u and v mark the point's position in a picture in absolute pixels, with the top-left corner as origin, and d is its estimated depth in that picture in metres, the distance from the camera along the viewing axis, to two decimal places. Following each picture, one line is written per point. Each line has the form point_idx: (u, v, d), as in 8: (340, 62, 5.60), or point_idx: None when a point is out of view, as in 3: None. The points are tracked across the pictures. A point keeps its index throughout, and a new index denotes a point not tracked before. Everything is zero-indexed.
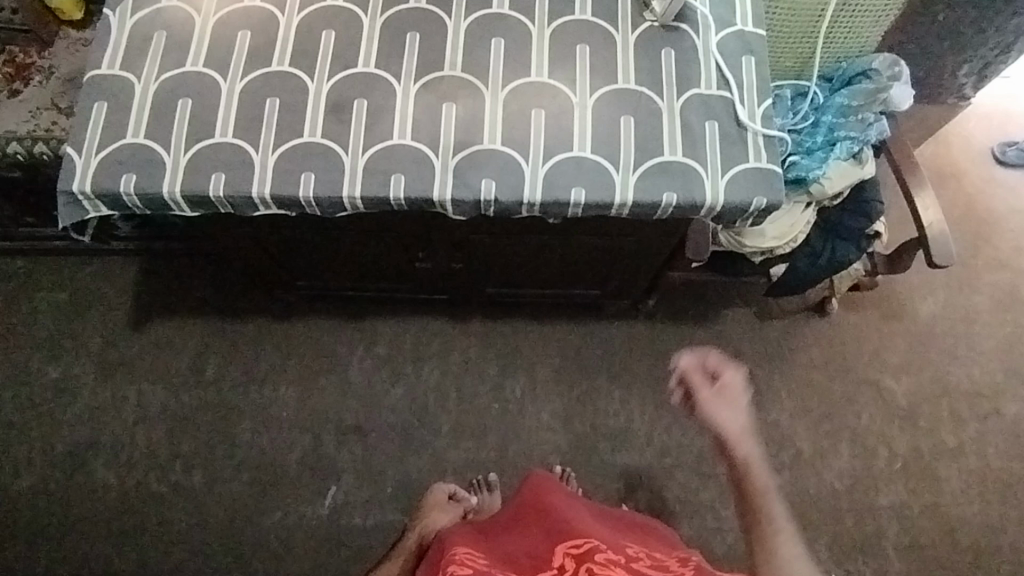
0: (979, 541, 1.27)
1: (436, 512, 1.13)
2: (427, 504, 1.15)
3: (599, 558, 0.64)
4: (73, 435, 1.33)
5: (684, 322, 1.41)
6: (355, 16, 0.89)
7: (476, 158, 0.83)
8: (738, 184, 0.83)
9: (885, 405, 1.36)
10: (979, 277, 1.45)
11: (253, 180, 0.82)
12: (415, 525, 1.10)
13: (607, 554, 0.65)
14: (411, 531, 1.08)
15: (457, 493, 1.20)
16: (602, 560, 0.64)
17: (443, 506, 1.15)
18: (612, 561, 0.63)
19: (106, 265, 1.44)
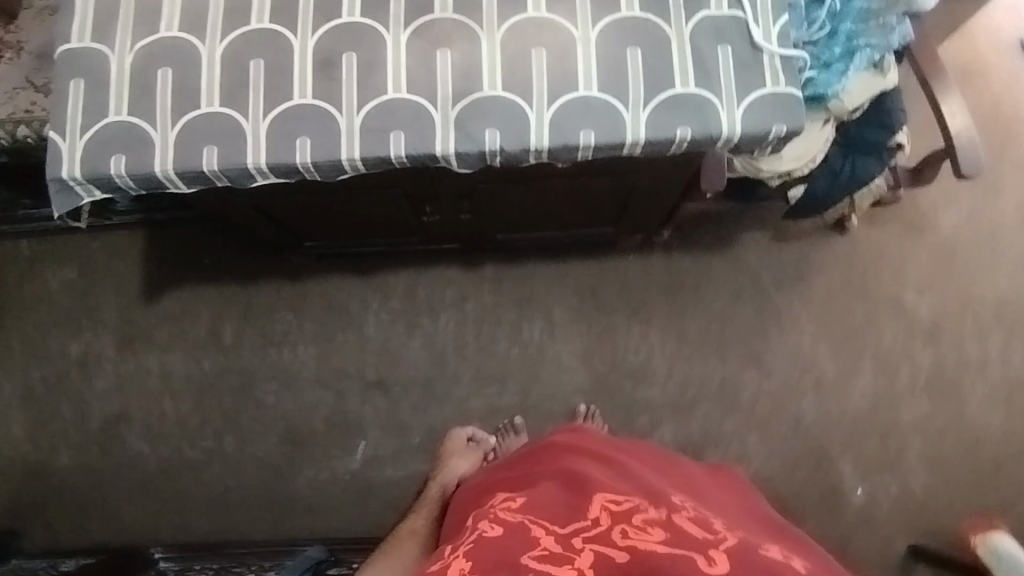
0: (1005, 448, 1.28)
1: (460, 458, 1.15)
2: (448, 453, 1.17)
3: (635, 522, 0.64)
4: (102, 411, 1.35)
5: (700, 252, 1.38)
6: None
7: (477, 106, 0.78)
8: (756, 111, 0.78)
9: (908, 319, 1.34)
10: (1005, 181, 1.39)
11: (246, 150, 0.78)
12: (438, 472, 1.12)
13: (644, 518, 0.65)
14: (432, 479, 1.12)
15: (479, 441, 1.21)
16: (640, 524, 0.63)
17: (465, 454, 1.16)
18: (649, 525, 0.63)
19: (109, 239, 1.42)
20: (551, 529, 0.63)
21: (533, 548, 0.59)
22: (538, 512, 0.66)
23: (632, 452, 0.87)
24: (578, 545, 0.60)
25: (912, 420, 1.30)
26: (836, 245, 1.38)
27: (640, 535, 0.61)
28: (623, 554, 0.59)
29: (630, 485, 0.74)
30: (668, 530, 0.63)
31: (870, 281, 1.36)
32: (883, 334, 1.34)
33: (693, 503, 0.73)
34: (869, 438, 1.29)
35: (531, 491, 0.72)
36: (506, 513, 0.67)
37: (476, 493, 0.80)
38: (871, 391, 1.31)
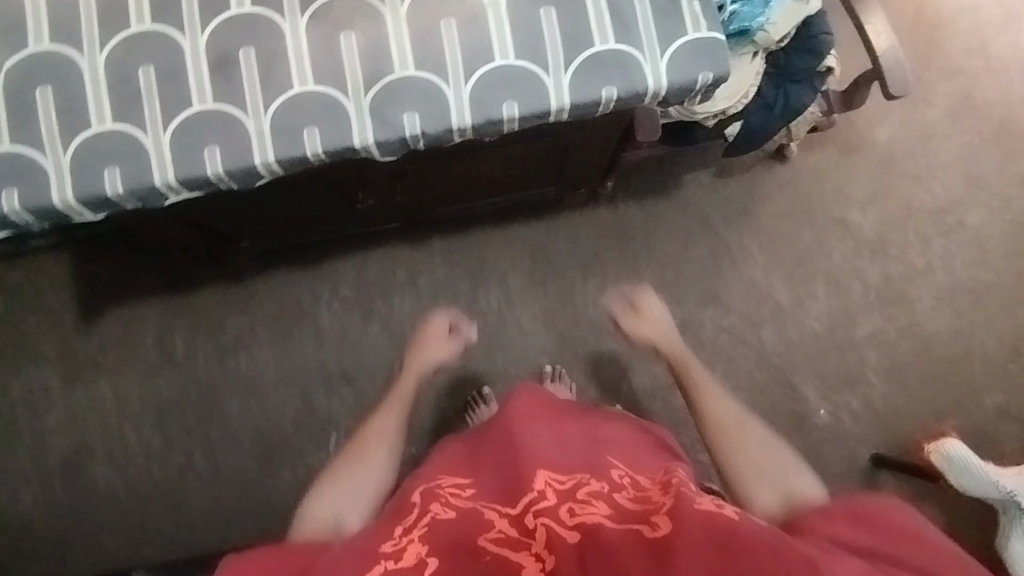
0: (954, 349, 1.33)
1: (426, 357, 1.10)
2: (418, 340, 1.13)
3: (581, 495, 0.66)
4: (61, 445, 1.31)
5: (646, 198, 1.37)
6: None
7: (392, 90, 0.74)
8: (680, 61, 0.76)
9: (854, 239, 1.36)
10: (933, 89, 1.40)
11: (151, 167, 0.73)
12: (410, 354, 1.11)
13: (588, 488, 0.67)
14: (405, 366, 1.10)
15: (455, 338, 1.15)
16: (585, 497, 0.65)
17: (436, 349, 1.12)
18: (594, 497, 0.66)
19: (33, 267, 1.34)
20: (503, 512, 0.65)
21: (487, 531, 0.63)
22: (488, 495, 0.69)
23: (581, 414, 0.88)
24: (530, 522, 0.63)
25: (867, 335, 1.34)
26: (778, 174, 1.38)
27: (586, 510, 0.64)
28: (572, 534, 0.60)
29: (577, 454, 0.75)
30: (610, 503, 0.65)
31: (814, 206, 1.37)
32: (832, 257, 1.36)
33: (637, 468, 0.76)
34: (828, 359, 1.33)
35: (481, 470, 0.75)
36: (457, 497, 0.70)
37: (423, 470, 0.81)
38: (826, 314, 1.35)
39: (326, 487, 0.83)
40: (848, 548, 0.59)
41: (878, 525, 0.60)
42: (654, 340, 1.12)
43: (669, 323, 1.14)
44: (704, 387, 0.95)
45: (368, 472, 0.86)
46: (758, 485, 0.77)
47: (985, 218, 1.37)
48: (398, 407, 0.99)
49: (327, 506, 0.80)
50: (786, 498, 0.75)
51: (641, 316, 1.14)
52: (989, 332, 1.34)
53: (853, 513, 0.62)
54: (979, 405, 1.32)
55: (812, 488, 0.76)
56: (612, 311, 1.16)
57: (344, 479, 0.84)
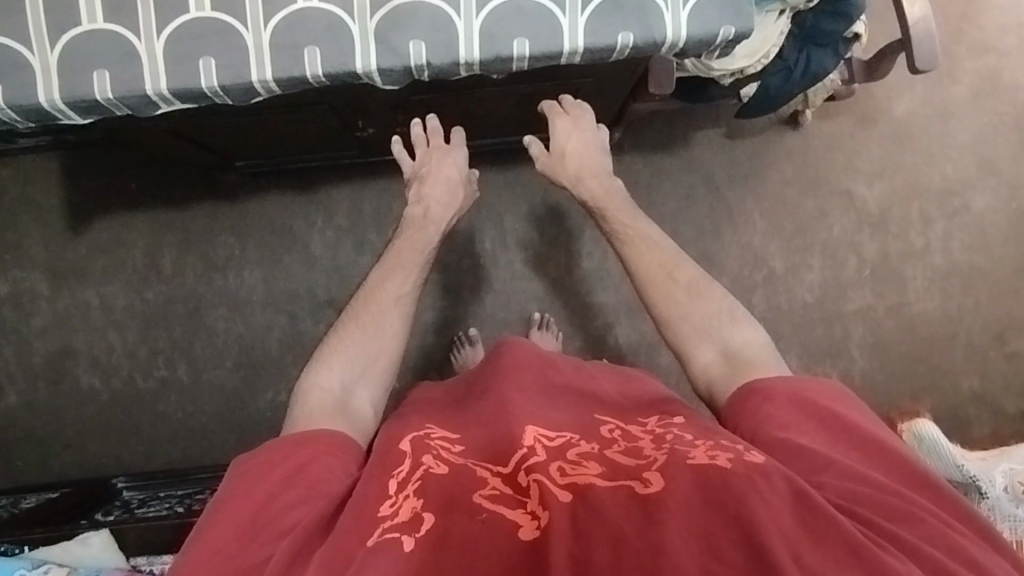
0: (939, 332, 1.34)
1: (437, 180, 0.99)
2: (421, 174, 1.00)
3: (572, 455, 0.67)
4: (46, 348, 1.31)
5: (652, 152, 1.34)
6: None
7: (399, 15, 0.70)
8: (703, 11, 0.72)
9: (857, 213, 1.35)
10: (959, 65, 1.36)
11: (143, 74, 0.70)
12: (418, 183, 1.00)
13: (579, 449, 0.68)
14: (411, 202, 1.00)
15: (455, 139, 1.01)
16: (577, 457, 0.66)
17: (448, 172, 1.00)
18: (585, 457, 0.66)
19: (20, 165, 1.30)
20: (493, 469, 0.66)
21: (481, 487, 0.64)
22: (478, 451, 0.70)
23: (575, 368, 0.89)
24: (522, 480, 0.64)
25: (856, 311, 1.34)
26: (790, 139, 1.35)
27: (578, 470, 0.64)
28: (564, 495, 0.60)
29: (569, 413, 0.77)
30: (602, 462, 0.66)
31: (822, 176, 1.35)
32: (832, 229, 1.35)
33: (627, 420, 0.78)
34: (814, 331, 1.34)
35: (470, 425, 0.77)
36: (448, 450, 0.71)
37: (413, 415, 0.82)
38: (818, 286, 1.35)
39: (332, 358, 0.86)
40: (792, 428, 0.71)
41: (819, 409, 0.73)
42: (579, 173, 0.98)
43: (594, 147, 0.98)
44: (634, 230, 0.93)
45: (375, 340, 0.89)
46: (700, 344, 0.85)
47: (991, 204, 1.35)
48: (402, 269, 0.94)
49: (334, 379, 0.85)
50: (729, 355, 0.83)
51: (562, 151, 0.97)
52: (976, 318, 1.35)
53: (798, 397, 0.74)
54: (954, 388, 1.34)
55: (753, 340, 0.84)
56: (529, 146, 0.99)
57: (349, 355, 0.87)
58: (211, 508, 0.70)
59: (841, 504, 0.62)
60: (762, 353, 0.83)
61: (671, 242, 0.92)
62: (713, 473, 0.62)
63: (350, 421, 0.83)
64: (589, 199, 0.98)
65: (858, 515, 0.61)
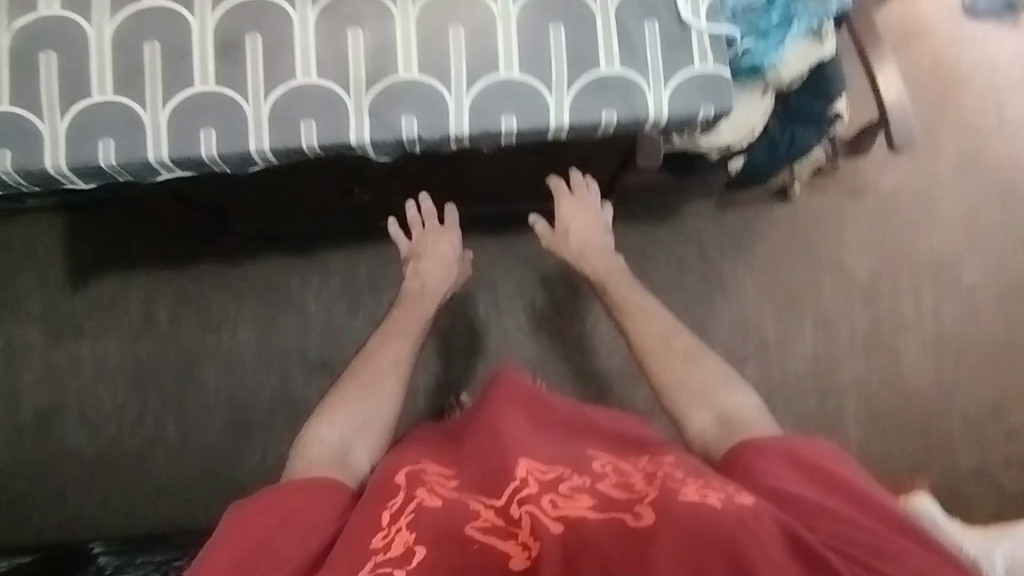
0: (934, 405, 1.33)
1: (433, 258, 1.02)
2: (418, 253, 1.02)
3: (564, 488, 0.65)
4: (35, 403, 1.31)
5: (645, 221, 1.37)
6: None
7: (394, 92, 0.74)
8: (683, 93, 0.76)
9: (847, 283, 1.36)
10: (942, 143, 1.40)
11: (146, 143, 0.73)
12: (414, 261, 1.02)
13: (571, 482, 0.66)
14: (408, 278, 1.01)
15: (448, 220, 1.04)
16: (568, 491, 0.65)
17: (443, 252, 1.02)
18: (577, 490, 0.65)
19: (27, 223, 1.34)
20: (487, 502, 0.65)
21: (474, 520, 0.63)
22: (471, 485, 0.68)
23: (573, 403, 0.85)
24: (515, 512, 0.63)
25: (851, 381, 1.34)
26: (779, 211, 1.38)
27: (569, 503, 0.63)
28: (556, 527, 0.61)
29: (563, 446, 0.74)
30: (594, 495, 0.65)
31: (811, 248, 1.37)
32: (823, 299, 1.36)
33: (621, 455, 0.76)
34: (808, 401, 1.33)
35: (462, 459, 0.74)
36: (442, 485, 0.68)
37: (406, 448, 0.79)
38: (811, 355, 1.34)
39: (334, 411, 0.84)
40: (784, 478, 0.70)
41: (813, 466, 0.71)
42: (581, 251, 1.00)
43: (597, 227, 1.01)
44: (634, 304, 0.95)
45: (372, 401, 0.85)
46: (695, 407, 0.83)
47: (981, 277, 1.37)
48: (401, 335, 0.93)
49: (334, 432, 0.81)
50: (723, 420, 0.81)
51: (565, 229, 1.01)
52: (972, 391, 1.33)
53: (793, 454, 0.72)
54: (953, 463, 1.31)
55: (747, 405, 0.82)
56: (533, 225, 1.03)
57: (351, 408, 0.84)
58: (204, 549, 0.67)
59: (832, 546, 0.62)
60: (756, 418, 0.80)
61: (671, 316, 0.94)
62: (704, 510, 0.61)
63: (350, 476, 0.78)
64: (591, 274, 0.99)
65: (852, 561, 0.61)
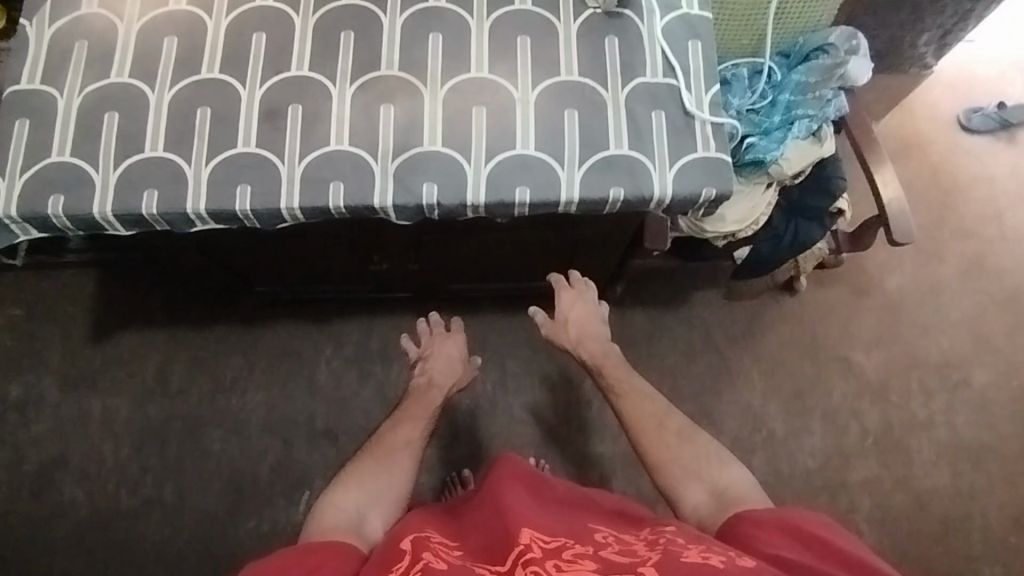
0: (951, 511, 1.28)
1: (439, 356, 1.07)
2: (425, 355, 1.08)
3: (567, 554, 0.63)
4: (39, 455, 1.31)
5: (653, 308, 1.40)
6: (286, 15, 0.85)
7: (417, 161, 0.81)
8: (686, 174, 0.81)
9: (855, 380, 1.36)
10: (946, 247, 1.44)
11: (186, 195, 0.79)
12: (423, 362, 1.08)
13: (575, 550, 0.64)
14: (417, 374, 1.06)
15: (454, 325, 1.11)
16: (572, 556, 0.63)
17: (449, 351, 1.08)
18: (580, 556, 0.63)
19: (61, 279, 1.40)
20: (491, 569, 0.63)
21: None
22: (476, 554, 0.67)
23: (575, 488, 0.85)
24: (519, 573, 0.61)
25: (862, 481, 1.30)
26: (786, 304, 1.40)
27: (574, 566, 0.61)
28: None
29: (567, 521, 0.73)
30: (598, 560, 0.63)
31: (819, 343, 1.38)
32: (831, 394, 1.35)
33: (624, 530, 0.74)
34: (819, 500, 1.29)
35: (467, 532, 0.73)
36: (447, 552, 0.68)
37: (415, 519, 0.79)
38: (820, 452, 1.32)
39: (350, 483, 0.86)
40: (776, 544, 0.68)
41: (805, 532, 0.69)
42: (581, 338, 1.02)
43: (595, 318, 1.04)
44: (628, 384, 0.96)
45: (387, 474, 0.88)
46: (691, 485, 0.83)
47: (992, 380, 1.36)
48: (412, 419, 0.96)
49: (349, 503, 0.83)
50: (718, 495, 0.81)
51: (564, 319, 1.04)
52: (990, 499, 1.29)
53: (781, 520, 0.71)
54: None
55: (740, 480, 0.82)
56: (532, 316, 1.06)
57: (366, 482, 0.86)
58: None
59: None
60: (751, 492, 0.81)
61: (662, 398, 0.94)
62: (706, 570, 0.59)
63: (366, 544, 0.79)
64: (589, 358, 1.01)
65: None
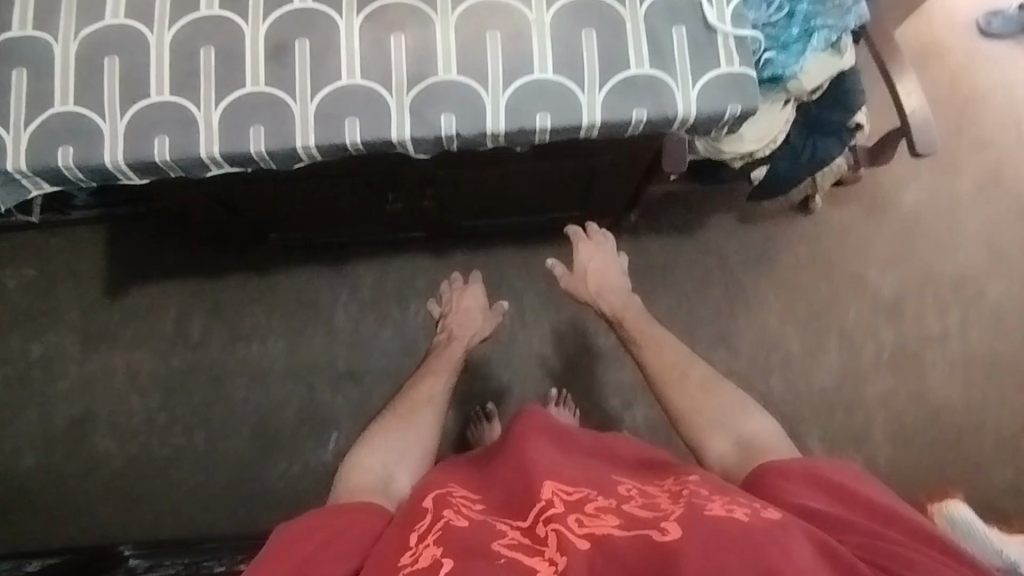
0: (964, 420, 1.31)
1: (461, 313, 1.09)
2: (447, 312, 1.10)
3: (589, 508, 0.64)
4: (68, 411, 1.33)
5: (668, 235, 1.39)
6: None
7: (433, 91, 0.78)
8: (709, 93, 0.79)
9: (871, 297, 1.37)
10: (963, 159, 1.42)
11: (199, 140, 0.77)
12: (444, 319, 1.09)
13: (596, 503, 0.66)
14: (438, 332, 1.08)
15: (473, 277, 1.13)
16: (594, 511, 0.64)
17: (472, 303, 1.10)
18: (602, 510, 0.64)
19: (69, 236, 1.39)
20: (514, 526, 0.65)
21: (501, 538, 0.62)
22: (498, 511, 0.68)
23: (599, 435, 0.84)
24: (540, 531, 0.62)
25: (877, 395, 1.33)
26: (801, 225, 1.40)
27: (595, 522, 0.62)
28: (582, 543, 0.59)
29: (589, 472, 0.74)
30: (620, 514, 0.64)
31: (834, 262, 1.38)
32: (847, 312, 1.36)
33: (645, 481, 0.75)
34: (835, 415, 1.32)
35: (490, 488, 0.74)
36: (469, 507, 0.69)
37: (440, 474, 0.81)
38: (836, 369, 1.34)
39: (375, 441, 0.87)
40: (804, 495, 0.70)
41: (835, 487, 0.70)
42: (600, 290, 1.04)
43: (615, 269, 1.06)
44: (649, 336, 0.97)
45: (409, 430, 0.89)
46: (715, 435, 0.84)
47: (1007, 291, 1.37)
48: (434, 376, 0.98)
49: (377, 460, 0.85)
50: (742, 445, 0.81)
51: (585, 271, 1.05)
52: (1002, 407, 1.32)
53: (810, 473, 0.72)
54: (985, 480, 1.29)
55: (764, 430, 0.83)
56: (552, 268, 1.07)
57: (390, 438, 0.87)
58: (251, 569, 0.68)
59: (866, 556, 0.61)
60: (775, 442, 0.81)
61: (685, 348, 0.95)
62: (729, 524, 0.59)
63: (393, 501, 0.80)
64: (610, 311, 1.03)
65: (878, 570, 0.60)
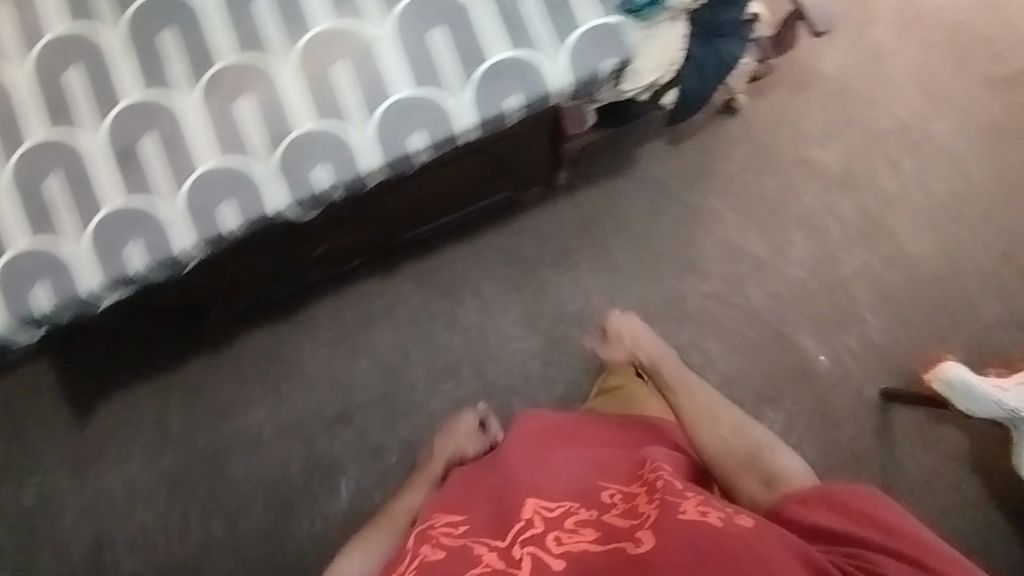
0: (943, 268, 1.30)
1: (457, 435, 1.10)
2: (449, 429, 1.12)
3: (569, 524, 0.68)
4: (80, 542, 1.31)
5: (604, 180, 1.35)
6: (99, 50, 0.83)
7: (301, 147, 0.79)
8: (579, 56, 0.79)
9: (821, 176, 1.33)
10: (873, 8, 1.36)
11: (79, 274, 0.79)
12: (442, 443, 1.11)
13: (577, 517, 0.69)
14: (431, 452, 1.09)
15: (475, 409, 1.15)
16: (573, 526, 0.67)
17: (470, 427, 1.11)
18: (581, 525, 0.67)
19: (21, 374, 1.35)
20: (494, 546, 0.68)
21: (476, 565, 0.65)
22: (480, 531, 0.71)
23: (619, 426, 0.90)
24: (517, 553, 0.65)
25: (854, 271, 1.31)
26: (732, 127, 1.35)
27: (573, 538, 0.66)
28: (558, 563, 0.63)
29: (572, 478, 0.77)
30: (598, 527, 0.67)
31: (775, 152, 1.34)
32: (802, 198, 1.33)
33: (627, 474, 0.77)
34: (819, 303, 1.30)
35: (476, 505, 0.77)
36: (450, 534, 0.72)
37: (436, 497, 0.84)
38: (807, 259, 1.31)
39: (356, 549, 0.92)
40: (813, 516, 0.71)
41: (847, 508, 0.70)
42: (636, 343, 1.09)
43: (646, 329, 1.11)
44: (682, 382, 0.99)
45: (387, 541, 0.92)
46: (745, 477, 0.82)
47: (951, 128, 1.33)
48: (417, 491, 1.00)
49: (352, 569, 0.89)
50: (771, 484, 0.81)
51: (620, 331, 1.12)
52: (976, 244, 1.30)
53: (826, 495, 0.72)
54: (978, 319, 1.28)
55: (794, 470, 0.82)
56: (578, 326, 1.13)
57: (369, 546, 0.92)
58: None
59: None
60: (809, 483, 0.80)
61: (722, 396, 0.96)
62: (699, 526, 0.61)
63: None
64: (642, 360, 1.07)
65: None
